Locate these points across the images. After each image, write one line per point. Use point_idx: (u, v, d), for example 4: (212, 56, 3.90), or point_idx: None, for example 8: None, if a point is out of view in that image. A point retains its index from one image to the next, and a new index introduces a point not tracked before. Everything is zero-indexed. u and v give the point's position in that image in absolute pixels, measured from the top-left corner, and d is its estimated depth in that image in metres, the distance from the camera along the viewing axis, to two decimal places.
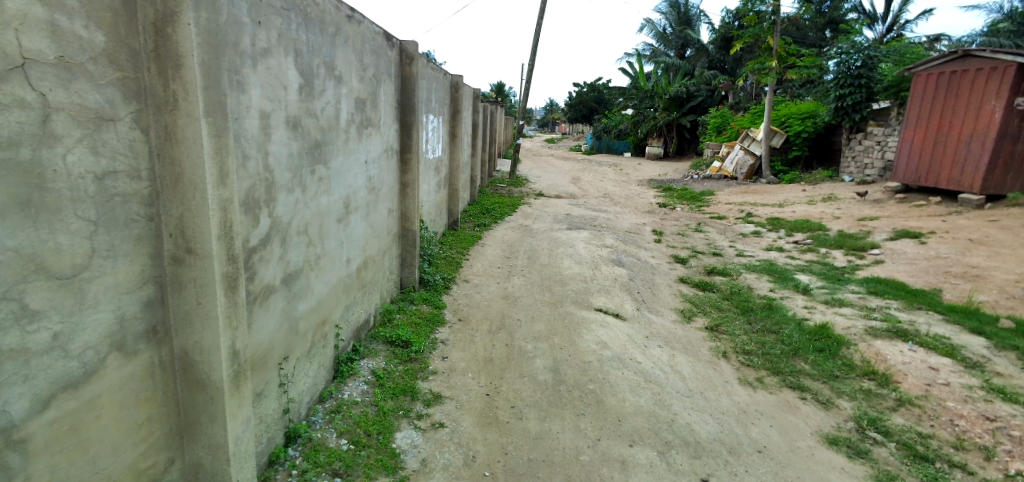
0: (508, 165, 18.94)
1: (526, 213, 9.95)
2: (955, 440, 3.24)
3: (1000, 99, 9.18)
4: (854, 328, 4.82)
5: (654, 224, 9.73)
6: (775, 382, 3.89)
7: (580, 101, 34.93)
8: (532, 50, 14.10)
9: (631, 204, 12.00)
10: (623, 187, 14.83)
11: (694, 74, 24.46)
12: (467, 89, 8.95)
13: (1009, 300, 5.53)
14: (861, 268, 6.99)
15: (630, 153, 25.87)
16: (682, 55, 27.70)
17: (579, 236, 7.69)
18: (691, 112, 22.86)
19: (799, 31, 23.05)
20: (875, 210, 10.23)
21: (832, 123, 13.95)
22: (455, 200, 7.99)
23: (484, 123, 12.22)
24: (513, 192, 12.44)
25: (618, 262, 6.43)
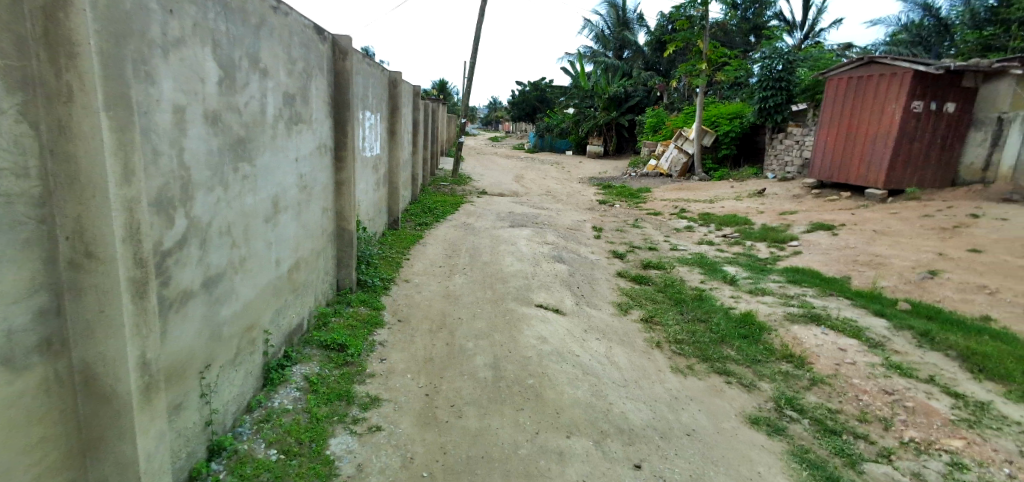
0: (449, 163, 18.78)
1: (468, 211, 9.90)
2: (859, 414, 3.53)
3: (898, 102, 10.06)
4: (774, 315, 5.17)
5: (594, 221, 9.95)
6: (704, 368, 4.09)
7: (523, 100, 35.32)
8: (473, 48, 14.06)
9: (572, 201, 12.23)
10: (564, 185, 15.08)
11: (632, 75, 25.32)
12: (407, 86, 8.81)
13: (906, 285, 6.10)
14: (782, 259, 7.47)
15: (571, 151, 26.35)
16: (619, 56, 28.54)
17: (521, 233, 7.74)
18: (630, 111, 23.63)
19: (726, 36, 24.33)
20: (794, 204, 10.96)
21: (757, 123, 14.85)
22: (396, 200, 7.84)
23: (425, 122, 12.06)
24: (455, 190, 12.34)
25: (559, 259, 6.52)
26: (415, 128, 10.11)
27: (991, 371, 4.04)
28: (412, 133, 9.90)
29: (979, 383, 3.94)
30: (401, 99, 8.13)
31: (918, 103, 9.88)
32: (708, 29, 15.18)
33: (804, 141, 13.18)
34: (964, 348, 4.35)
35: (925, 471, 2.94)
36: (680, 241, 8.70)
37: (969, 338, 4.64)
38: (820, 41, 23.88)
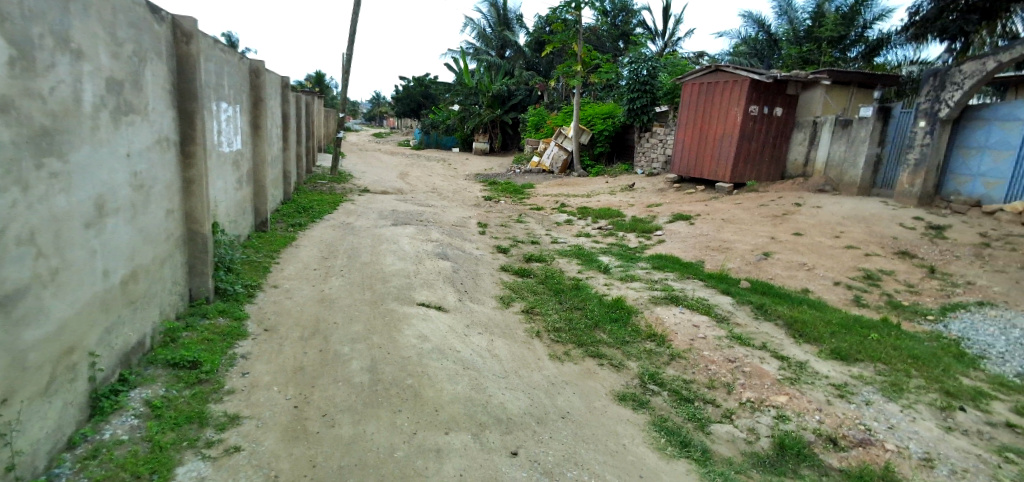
0: (326, 159, 17.79)
1: (348, 210, 9.45)
2: (709, 381, 3.94)
3: (739, 106, 11.44)
4: (640, 298, 5.60)
5: (478, 216, 10.01)
6: (579, 353, 4.30)
7: (407, 96, 34.62)
8: (349, 39, 13.40)
9: (457, 198, 12.19)
10: (450, 182, 15.01)
11: (514, 74, 25.91)
12: (274, 76, 8.14)
13: (747, 266, 6.94)
14: (649, 247, 8.10)
15: (458, 148, 26.24)
16: (501, 55, 29.04)
17: (403, 231, 7.54)
18: (513, 110, 24.15)
19: (598, 40, 25.83)
20: (658, 197, 11.95)
21: (627, 123, 16.00)
22: (264, 200, 7.21)
23: (298, 115, 11.26)
24: (333, 188, 11.70)
25: (443, 256, 6.45)
26: (286, 122, 9.40)
27: (810, 336, 4.73)
28: (281, 127, 9.18)
29: (800, 346, 4.60)
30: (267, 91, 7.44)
31: (754, 108, 11.30)
32: (581, 33, 15.98)
33: (666, 140, 14.38)
34: (789, 317, 5.07)
35: (759, 425, 3.36)
36: (560, 234, 9.06)
37: (793, 308, 5.42)
38: (676, 49, 26.19)
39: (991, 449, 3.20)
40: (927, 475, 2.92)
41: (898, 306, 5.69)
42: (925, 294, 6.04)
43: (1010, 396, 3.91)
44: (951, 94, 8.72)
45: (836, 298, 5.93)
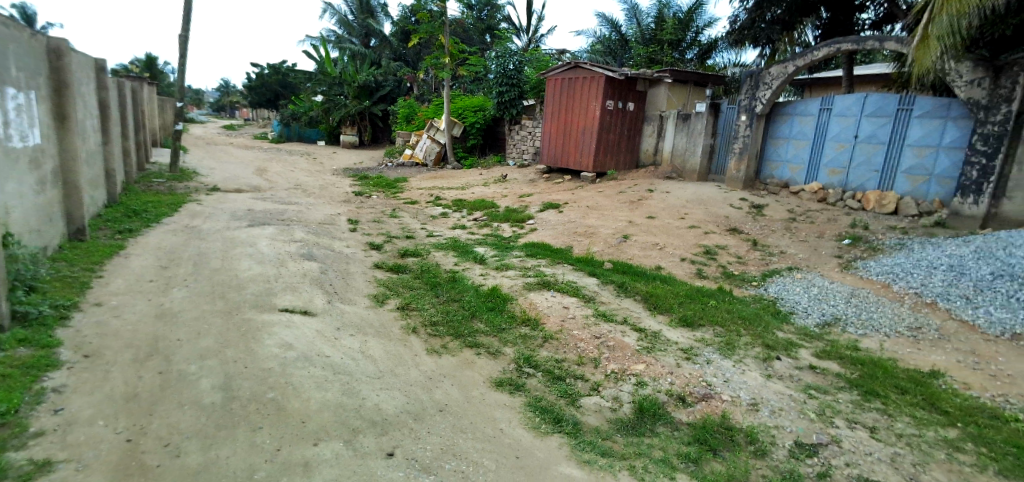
0: (163, 155, 15.67)
1: (192, 211, 8.42)
2: (578, 358, 4.18)
3: (597, 101, 12.19)
4: (515, 286, 5.75)
5: (348, 213, 9.53)
6: (457, 345, 4.31)
7: (261, 85, 31.81)
8: (184, 19, 11.86)
9: (325, 194, 11.49)
10: (315, 177, 14.09)
11: (381, 65, 25.02)
12: (83, 57, 6.91)
13: (610, 249, 7.46)
14: (522, 236, 8.35)
15: (324, 142, 24.63)
16: (365, 44, 27.87)
17: (261, 233, 6.92)
18: (381, 101, 23.32)
19: (465, 33, 25.90)
20: (530, 188, 12.37)
21: (497, 116, 16.27)
22: (79, 204, 6.11)
23: (122, 104, 9.73)
24: (175, 187, 10.36)
25: (309, 257, 6.04)
26: (105, 111, 8.06)
27: (662, 307, 5.24)
28: (98, 117, 7.84)
29: (656, 317, 5.07)
30: (74, 72, 6.24)
31: (610, 102, 12.12)
32: (447, 25, 15.82)
33: (535, 132, 14.91)
34: (645, 293, 5.57)
35: (622, 394, 3.64)
36: (435, 227, 8.96)
37: (649, 284, 5.96)
38: (540, 44, 27.15)
39: (800, 388, 3.82)
40: (754, 417, 3.39)
41: (731, 276, 6.52)
42: (750, 264, 7.00)
43: (813, 343, 4.70)
44: (764, 92, 10.17)
45: (682, 272, 6.62)
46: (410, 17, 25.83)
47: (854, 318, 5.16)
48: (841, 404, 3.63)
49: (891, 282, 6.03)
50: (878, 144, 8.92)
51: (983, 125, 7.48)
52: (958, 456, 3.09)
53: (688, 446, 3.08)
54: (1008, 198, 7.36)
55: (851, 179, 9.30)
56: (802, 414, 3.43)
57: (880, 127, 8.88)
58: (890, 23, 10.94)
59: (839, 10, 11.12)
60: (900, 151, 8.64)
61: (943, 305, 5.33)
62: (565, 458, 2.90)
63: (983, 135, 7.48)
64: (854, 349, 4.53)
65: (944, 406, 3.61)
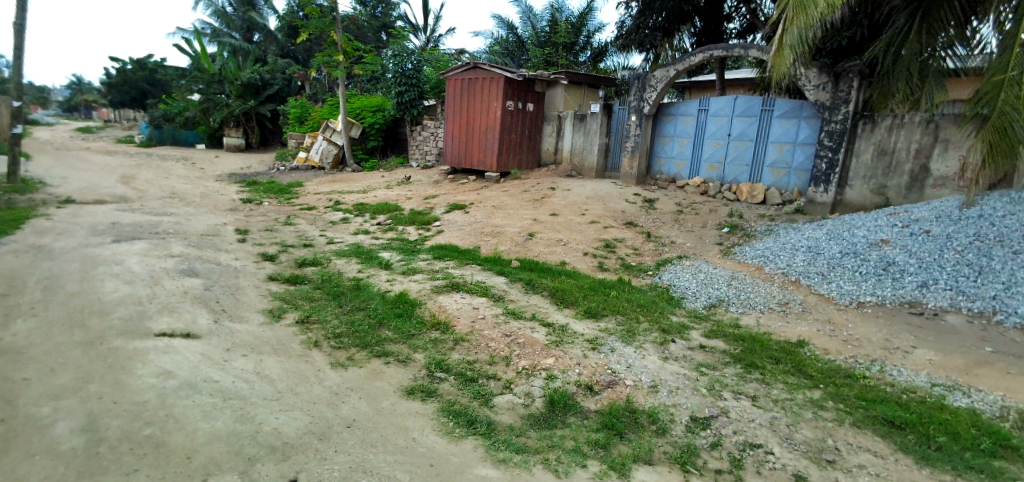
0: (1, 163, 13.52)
1: (43, 227, 7.34)
2: (489, 358, 4.20)
3: (497, 101, 12.32)
4: (423, 290, 5.65)
5: (236, 222, 8.83)
6: (364, 355, 4.15)
7: (123, 82, 28.50)
8: (20, 6, 10.29)
9: (208, 203, 10.55)
10: (194, 184, 12.88)
11: (267, 62, 23.47)
12: None
13: (517, 247, 7.58)
14: (428, 238, 8.22)
15: (203, 145, 22.47)
16: (248, 39, 26.02)
17: (132, 249, 6.19)
18: (269, 101, 21.91)
19: (358, 31, 25.03)
20: (434, 189, 12.24)
21: (397, 116, 15.90)
22: None
23: None
24: (19, 201, 8.98)
25: (191, 273, 5.51)
26: None
27: (569, 301, 5.41)
28: None
29: (562, 311, 5.24)
30: None
31: (510, 103, 12.30)
32: (339, 21, 15.15)
33: (438, 132, 14.74)
34: (552, 288, 5.74)
35: (533, 389, 3.71)
36: (335, 233, 8.56)
37: (554, 279, 6.14)
38: (437, 44, 26.95)
39: (693, 367, 4.13)
40: (654, 398, 3.60)
41: (629, 267, 6.89)
42: (645, 254, 7.45)
43: (701, 323, 5.11)
44: (650, 94, 10.87)
45: (586, 266, 6.89)
46: (298, 12, 24.49)
47: (734, 299, 5.68)
48: (727, 378, 3.98)
49: (764, 264, 6.70)
50: (747, 141, 9.88)
51: (828, 124, 8.54)
52: (822, 414, 3.50)
53: (597, 433, 3.21)
54: (849, 186, 8.46)
55: (727, 173, 10.21)
56: (695, 390, 3.70)
57: (748, 126, 9.84)
58: (752, 33, 12.17)
59: (710, 20, 12.15)
60: (765, 147, 9.64)
61: (806, 282, 6.02)
62: (480, 460, 2.91)
63: (829, 132, 8.52)
64: (736, 327, 4.99)
65: (809, 371, 4.09)
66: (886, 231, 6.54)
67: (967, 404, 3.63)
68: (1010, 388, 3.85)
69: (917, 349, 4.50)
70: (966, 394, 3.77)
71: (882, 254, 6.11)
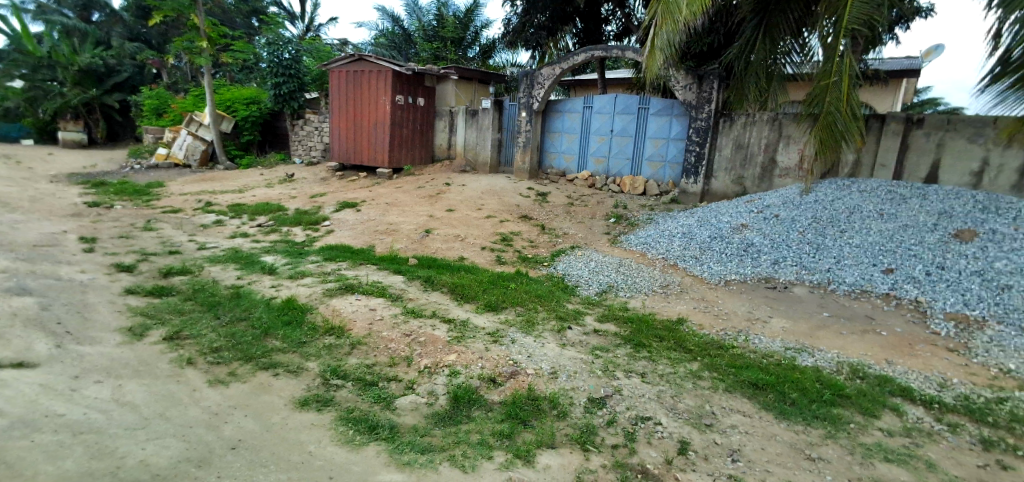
0: None
1: None
2: (389, 360, 4.13)
3: (385, 95, 12.00)
4: (314, 294, 5.39)
5: (81, 229, 7.76)
6: (248, 369, 3.89)
7: None
8: None
9: (43, 208, 9.14)
10: (22, 186, 11.07)
11: (112, 46, 20.81)
12: None
13: (413, 245, 7.48)
14: (317, 239, 7.83)
15: (29, 140, 19.21)
16: (85, 18, 22.90)
17: None
18: (116, 90, 19.53)
19: (224, 14, 23.06)
20: (321, 187, 11.68)
21: (275, 110, 14.92)
22: None
23: None
24: None
25: (24, 292, 4.76)
26: None
27: (468, 296, 5.46)
28: None
29: (463, 306, 5.28)
30: None
31: (399, 97, 12.04)
32: (201, 3, 13.80)
33: (322, 127, 14.05)
34: (451, 284, 5.76)
35: (436, 387, 3.72)
36: (208, 238, 7.84)
37: (453, 275, 6.17)
38: (319, 34, 25.58)
39: (588, 351, 4.37)
40: (554, 384, 3.76)
41: (525, 259, 7.10)
42: (540, 246, 7.71)
43: (594, 309, 5.43)
44: (538, 91, 11.22)
45: (484, 260, 6.98)
46: None
47: (623, 284, 6.08)
48: (619, 358, 4.27)
49: (647, 251, 7.24)
50: (627, 137, 10.58)
51: (695, 121, 9.40)
52: (700, 383, 3.89)
53: (502, 424, 3.30)
54: (714, 177, 9.40)
55: (611, 166, 10.86)
56: (591, 373, 3.93)
57: (628, 123, 10.54)
58: (627, 36, 12.97)
59: (589, 21, 12.77)
60: (644, 143, 10.38)
61: (682, 266, 6.61)
62: (383, 465, 2.87)
63: (696, 129, 9.39)
64: (626, 310, 5.37)
65: (688, 345, 4.51)
66: (745, 216, 7.37)
67: (812, 363, 4.23)
68: (845, 347, 4.54)
69: (774, 318, 5.14)
70: (812, 354, 4.38)
71: (743, 237, 6.88)
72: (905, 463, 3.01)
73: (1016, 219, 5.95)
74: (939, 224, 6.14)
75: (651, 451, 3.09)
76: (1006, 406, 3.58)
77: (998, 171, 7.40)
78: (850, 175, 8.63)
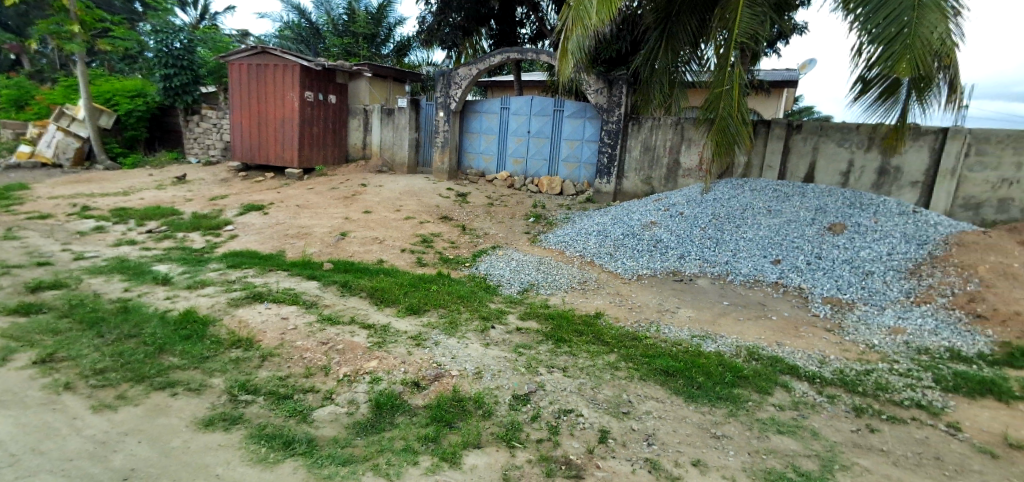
0: None
1: None
2: (305, 371, 3.97)
3: (293, 91, 11.47)
4: (217, 305, 5.05)
5: None
6: (141, 390, 3.59)
7: None
8: None
9: None
10: None
11: None
12: None
13: (327, 248, 7.23)
14: (218, 245, 7.34)
15: None
16: None
17: None
18: None
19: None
20: (222, 189, 10.96)
21: (166, 105, 13.80)
22: None
23: None
24: None
25: None
26: None
27: (389, 300, 5.37)
28: None
29: (383, 310, 5.18)
30: None
31: (308, 94, 11.56)
32: None
33: (221, 124, 13.23)
34: (370, 288, 5.64)
35: (357, 395, 3.64)
36: (87, 247, 7.10)
37: (372, 279, 6.03)
38: (215, 23, 23.84)
39: (511, 349, 4.47)
40: (479, 384, 3.81)
41: (446, 260, 7.09)
42: (461, 247, 7.73)
43: (516, 307, 5.54)
44: (455, 91, 11.22)
45: (404, 263, 6.89)
46: None
47: (543, 282, 6.25)
48: (541, 354, 4.41)
49: (565, 249, 7.48)
50: (544, 138, 10.86)
51: (606, 123, 9.83)
52: (617, 373, 4.11)
53: (426, 428, 3.30)
54: (626, 177, 9.89)
55: (529, 167, 11.10)
56: (515, 370, 4.02)
57: (544, 125, 10.82)
58: (541, 39, 13.28)
59: (504, 23, 12.93)
60: (559, 144, 10.71)
61: (598, 262, 6.91)
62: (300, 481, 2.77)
63: (608, 131, 9.83)
64: (546, 307, 5.53)
65: (606, 338, 4.74)
66: (654, 214, 7.83)
67: (715, 348, 4.60)
68: (744, 332, 4.97)
69: (682, 308, 5.52)
70: (715, 340, 4.76)
71: (652, 233, 7.31)
72: (794, 434, 3.36)
73: (878, 212, 6.81)
74: (817, 218, 6.88)
75: (574, 442, 3.21)
76: (874, 375, 4.09)
77: (861, 171, 8.45)
78: (743, 175, 9.42)
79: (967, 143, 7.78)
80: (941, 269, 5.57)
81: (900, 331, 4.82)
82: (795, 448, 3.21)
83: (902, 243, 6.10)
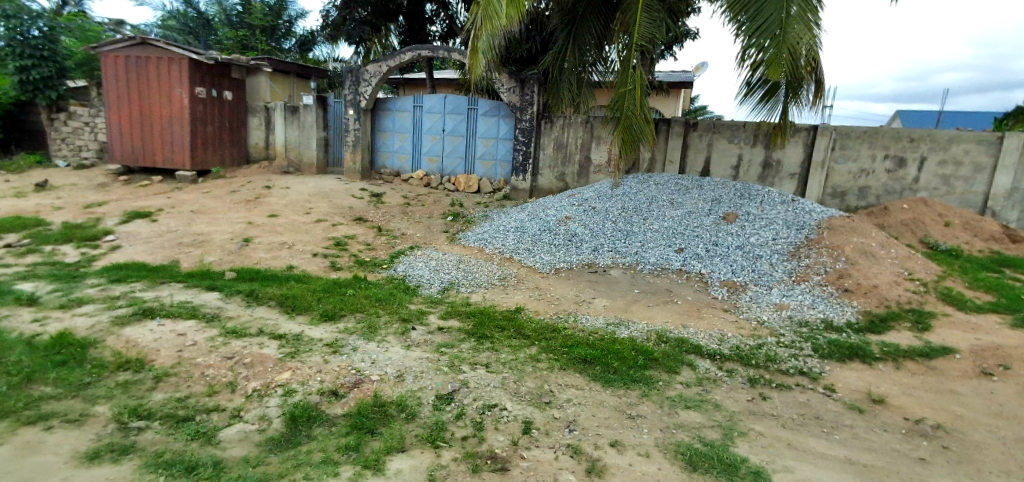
0: None
1: None
2: (208, 389, 3.68)
3: (181, 87, 10.60)
4: (98, 325, 4.56)
5: None
6: (7, 428, 3.18)
7: None
8: None
9: None
10: None
11: None
12: None
13: (228, 256, 6.78)
14: (97, 258, 6.65)
15: None
16: None
17: None
18: None
19: None
20: (100, 195, 9.92)
21: (23, 100, 12.22)
22: None
23: None
24: None
25: None
26: None
27: (301, 308, 5.15)
28: None
29: (294, 319, 4.95)
30: None
31: (199, 90, 10.76)
32: None
33: (94, 123, 11.95)
34: (280, 296, 5.36)
35: (268, 410, 3.44)
36: None
37: (281, 287, 5.74)
38: (81, 11, 21.41)
39: (433, 349, 4.46)
40: (401, 387, 3.77)
41: (362, 263, 6.90)
42: (377, 249, 7.55)
43: (437, 307, 5.52)
44: (364, 88, 10.91)
45: (316, 268, 6.62)
46: None
47: (463, 280, 6.27)
48: (464, 352, 4.44)
49: (484, 246, 7.55)
50: (459, 136, 10.85)
51: (520, 122, 10.00)
52: (538, 365, 4.23)
53: (347, 437, 3.21)
54: (541, 175, 10.15)
55: (445, 165, 11.06)
56: (437, 370, 4.02)
57: (458, 123, 10.81)
58: (452, 37, 13.23)
59: (413, 20, 12.74)
60: (475, 142, 10.76)
61: (517, 258, 7.05)
62: None
63: (522, 129, 10.01)
64: (467, 305, 5.55)
65: (527, 331, 4.86)
66: (568, 209, 8.10)
67: (628, 334, 4.87)
68: (653, 317, 5.30)
69: (597, 298, 5.78)
70: (628, 326, 5.04)
71: (567, 228, 7.56)
72: (699, 407, 3.65)
73: (764, 201, 7.51)
74: (713, 208, 7.46)
75: (499, 436, 3.27)
76: (765, 349, 4.53)
77: (749, 165, 9.29)
78: (648, 170, 9.96)
79: (832, 138, 8.83)
80: (816, 250, 6.26)
81: (785, 307, 5.37)
82: (700, 421, 3.48)
83: (784, 229, 6.77)
